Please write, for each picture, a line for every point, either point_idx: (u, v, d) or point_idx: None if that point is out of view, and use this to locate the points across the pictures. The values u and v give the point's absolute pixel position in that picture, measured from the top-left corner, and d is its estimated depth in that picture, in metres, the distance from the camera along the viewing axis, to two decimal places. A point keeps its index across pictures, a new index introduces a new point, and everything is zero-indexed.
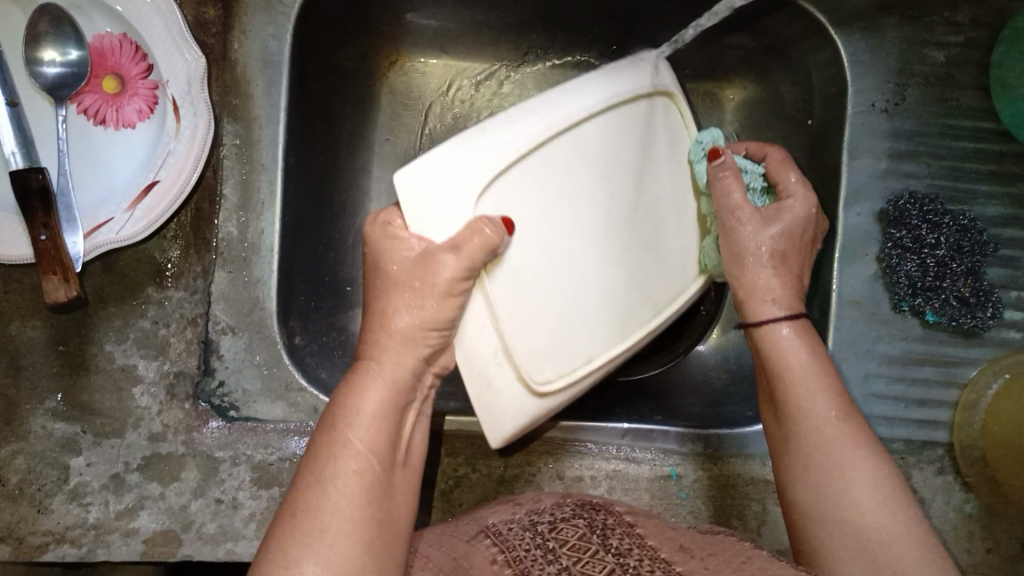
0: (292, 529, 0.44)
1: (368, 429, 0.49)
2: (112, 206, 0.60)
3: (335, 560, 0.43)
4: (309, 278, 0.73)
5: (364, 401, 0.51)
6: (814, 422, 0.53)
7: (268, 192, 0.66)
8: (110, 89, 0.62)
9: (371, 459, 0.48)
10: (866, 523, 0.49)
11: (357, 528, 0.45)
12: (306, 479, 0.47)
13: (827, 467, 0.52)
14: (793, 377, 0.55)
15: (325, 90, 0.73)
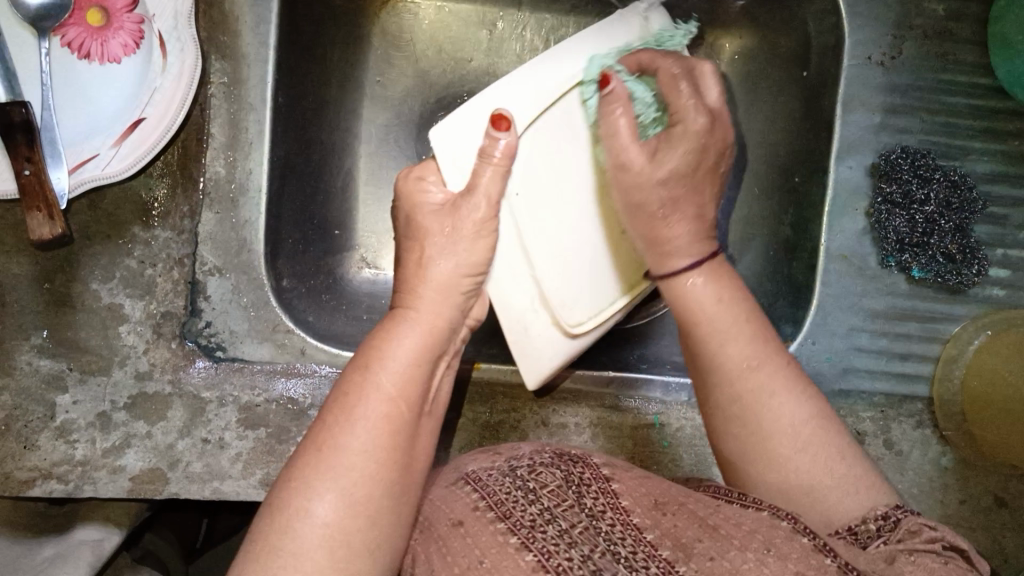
0: (313, 462, 0.42)
1: (404, 372, 0.47)
2: (97, 142, 0.59)
3: (352, 501, 0.41)
4: (297, 221, 0.72)
5: (400, 342, 0.48)
6: (724, 372, 0.48)
7: (256, 131, 0.65)
8: (95, 22, 0.60)
9: (403, 404, 0.45)
10: (789, 470, 0.46)
11: (379, 470, 0.43)
12: (332, 410, 0.45)
13: (745, 415, 0.47)
14: (703, 325, 0.49)
15: (315, 28, 0.72)
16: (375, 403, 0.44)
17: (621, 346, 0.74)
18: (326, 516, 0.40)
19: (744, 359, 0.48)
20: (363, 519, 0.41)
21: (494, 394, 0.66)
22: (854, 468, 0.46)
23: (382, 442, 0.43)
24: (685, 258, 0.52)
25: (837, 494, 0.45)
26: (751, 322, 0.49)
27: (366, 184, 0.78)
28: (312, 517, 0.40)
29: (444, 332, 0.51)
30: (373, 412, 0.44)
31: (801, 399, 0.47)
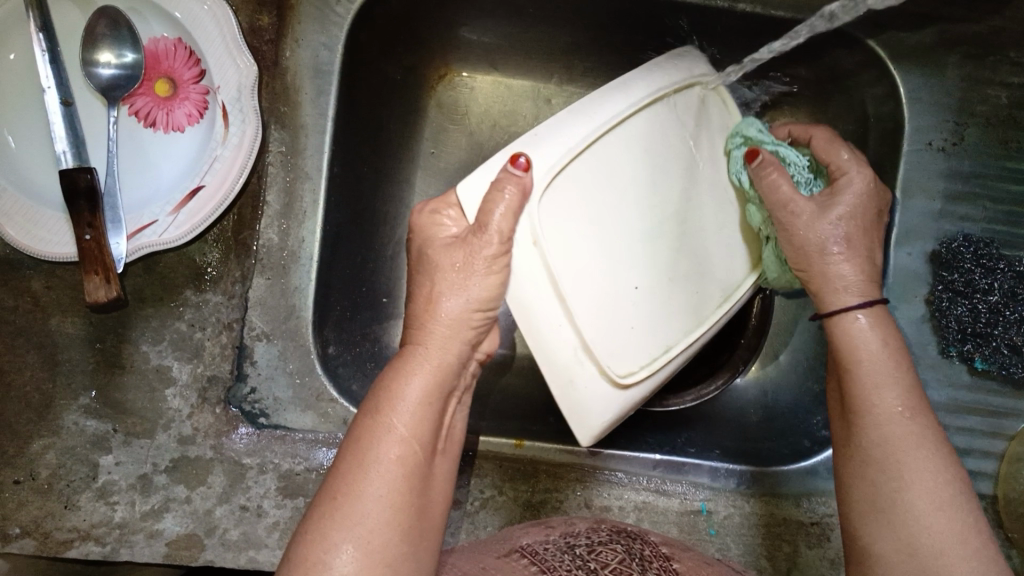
0: (330, 514, 0.42)
1: (414, 414, 0.46)
2: (156, 209, 0.60)
3: (373, 550, 0.41)
4: (347, 288, 0.72)
5: (408, 384, 0.47)
6: (878, 417, 0.49)
7: (311, 201, 0.66)
8: (162, 92, 0.62)
9: (415, 445, 0.45)
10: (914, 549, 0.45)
11: (396, 514, 0.42)
12: (346, 460, 0.44)
13: (885, 465, 0.47)
14: (861, 369, 0.50)
15: (375, 102, 0.73)
16: (387, 449, 0.44)
17: (668, 428, 0.73)
18: (347, 565, 0.40)
19: (889, 415, 0.48)
20: (385, 567, 0.40)
21: (536, 472, 0.65)
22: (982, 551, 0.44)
23: (398, 488, 0.43)
24: (852, 297, 0.52)
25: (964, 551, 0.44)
26: (909, 398, 0.49)
27: None
28: (334, 566, 0.40)
29: (454, 373, 0.50)
30: (386, 458, 0.44)
31: (938, 473, 0.46)
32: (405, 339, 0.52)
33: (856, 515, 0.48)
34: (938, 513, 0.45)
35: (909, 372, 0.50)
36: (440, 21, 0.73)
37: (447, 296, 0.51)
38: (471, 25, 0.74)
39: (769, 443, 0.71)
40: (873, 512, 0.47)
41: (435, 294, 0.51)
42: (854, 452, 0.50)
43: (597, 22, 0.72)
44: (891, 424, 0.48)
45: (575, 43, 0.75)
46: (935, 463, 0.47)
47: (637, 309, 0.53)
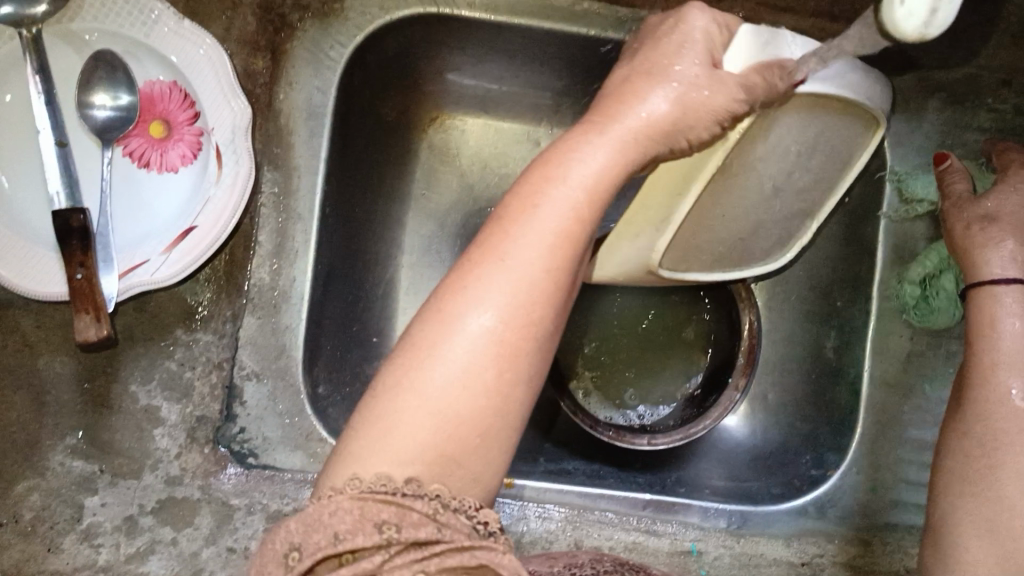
0: (475, 265, 0.40)
1: (584, 184, 0.43)
2: (148, 248, 0.61)
3: (513, 317, 0.39)
4: (337, 327, 0.72)
5: (585, 149, 0.44)
6: (990, 397, 0.55)
7: (303, 240, 0.66)
8: (157, 133, 0.63)
9: (577, 222, 0.42)
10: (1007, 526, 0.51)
11: (543, 288, 0.40)
12: (504, 216, 0.42)
13: (986, 445, 0.54)
14: (994, 352, 0.56)
15: (368, 143, 0.74)
16: (548, 220, 0.41)
17: (658, 467, 0.74)
18: (488, 324, 0.39)
19: (995, 396, 0.55)
20: (524, 335, 0.40)
21: (525, 512, 0.64)
22: None
23: (548, 264, 0.41)
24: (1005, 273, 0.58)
25: None
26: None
27: (407, 292, 0.79)
28: (471, 320, 0.39)
29: (636, 164, 0.46)
30: (544, 228, 0.41)
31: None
32: (596, 106, 0.48)
33: (944, 469, 0.56)
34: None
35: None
36: (431, 65, 0.75)
37: (655, 92, 0.46)
38: (461, 70, 0.76)
39: (759, 482, 0.71)
40: (967, 476, 0.54)
41: (654, 73, 0.47)
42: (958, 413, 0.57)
43: (584, 69, 0.73)
44: (1012, 408, 0.54)
45: (564, 89, 0.77)
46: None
47: (701, 226, 0.59)
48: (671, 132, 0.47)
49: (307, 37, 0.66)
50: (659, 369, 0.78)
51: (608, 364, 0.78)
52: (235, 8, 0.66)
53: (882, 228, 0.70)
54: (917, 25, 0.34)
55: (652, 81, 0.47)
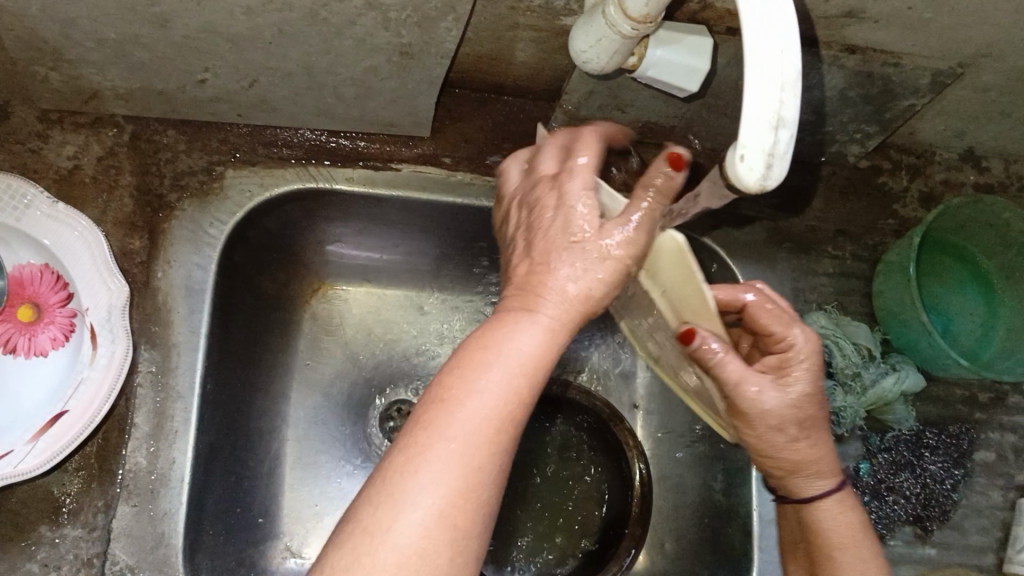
0: (414, 447, 0.39)
1: (520, 365, 0.42)
2: (12, 438, 0.56)
3: (460, 501, 0.39)
4: (220, 510, 0.68)
5: (515, 331, 0.43)
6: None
7: (183, 419, 0.64)
8: (25, 317, 0.60)
9: (518, 405, 0.41)
10: None
11: (486, 473, 0.40)
12: (439, 393, 0.41)
13: None
14: (824, 532, 0.56)
15: (249, 316, 0.73)
16: (486, 398, 0.40)
17: None
18: (433, 509, 0.38)
19: None
20: (470, 520, 0.39)
21: None
22: None
23: (489, 446, 0.40)
24: (824, 486, 0.57)
25: None
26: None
27: (294, 467, 0.76)
28: (418, 507, 0.38)
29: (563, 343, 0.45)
30: (483, 404, 0.40)
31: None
32: (514, 283, 0.46)
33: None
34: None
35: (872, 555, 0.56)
36: (312, 238, 0.77)
37: (564, 264, 0.45)
38: (342, 241, 0.78)
39: None
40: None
41: (560, 243, 0.45)
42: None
43: (462, 233, 0.77)
44: None
45: (444, 254, 0.80)
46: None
47: None
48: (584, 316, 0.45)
49: (185, 217, 0.67)
50: (556, 525, 0.77)
51: (505, 526, 0.77)
52: (110, 190, 0.66)
53: None
54: (757, 177, 0.37)
55: (560, 254, 0.45)
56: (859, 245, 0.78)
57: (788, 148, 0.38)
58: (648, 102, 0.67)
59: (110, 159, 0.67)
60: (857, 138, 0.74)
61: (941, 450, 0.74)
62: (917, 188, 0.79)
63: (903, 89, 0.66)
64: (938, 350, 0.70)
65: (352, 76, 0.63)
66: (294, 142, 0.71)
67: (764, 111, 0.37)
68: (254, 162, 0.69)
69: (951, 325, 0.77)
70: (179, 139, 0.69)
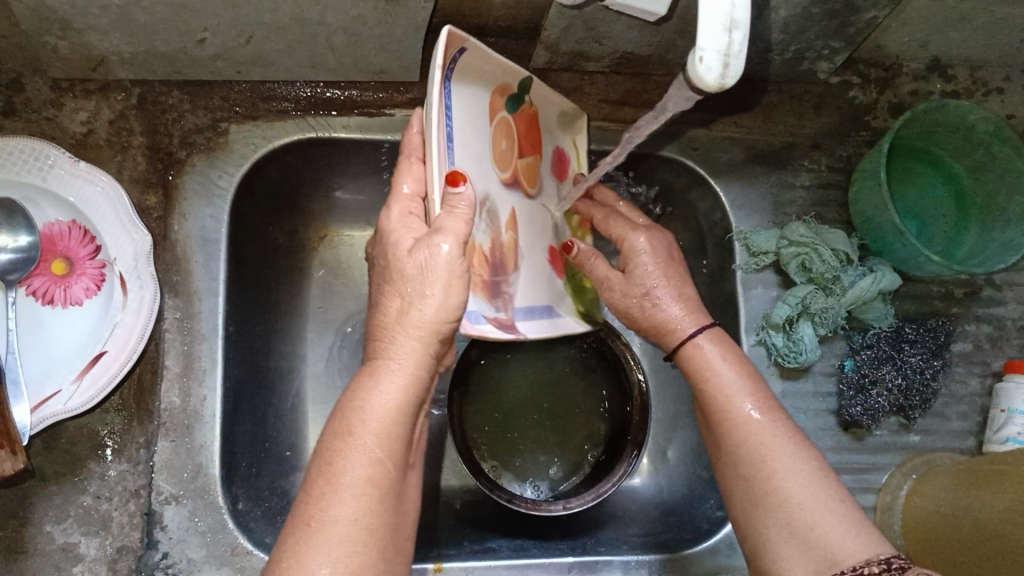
0: (304, 532, 0.48)
1: (380, 425, 0.50)
2: (59, 378, 0.62)
3: (346, 565, 0.47)
4: (251, 444, 0.73)
5: (372, 393, 0.51)
6: (739, 423, 0.58)
7: (210, 359, 0.69)
8: (59, 270, 0.65)
9: (383, 460, 0.50)
10: (798, 518, 0.53)
11: (367, 533, 0.48)
12: (318, 472, 0.49)
13: (756, 473, 0.56)
14: (710, 380, 0.61)
15: (263, 264, 0.78)
16: (356, 466, 0.49)
17: (577, 531, 0.78)
18: None
19: (756, 438, 0.57)
20: None
21: None
22: (858, 531, 0.52)
23: (365, 506, 0.49)
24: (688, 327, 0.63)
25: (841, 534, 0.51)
26: (751, 389, 0.60)
27: (315, 402, 0.81)
28: None
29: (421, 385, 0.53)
30: (354, 474, 0.49)
31: (806, 471, 0.55)
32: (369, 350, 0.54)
33: (736, 505, 0.57)
34: (803, 493, 0.54)
35: (752, 382, 0.60)
36: (315, 186, 0.81)
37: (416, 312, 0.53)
38: (344, 186, 0.82)
39: (671, 531, 0.77)
40: (761, 505, 0.55)
41: (407, 298, 0.53)
42: (717, 458, 0.60)
43: None
44: (754, 425, 0.57)
45: None
46: (801, 459, 0.55)
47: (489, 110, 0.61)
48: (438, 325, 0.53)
49: (195, 171, 0.71)
50: (565, 440, 0.83)
51: (517, 444, 0.82)
52: (124, 151, 0.71)
53: (738, 281, 0.80)
54: (716, 76, 0.42)
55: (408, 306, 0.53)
56: (833, 157, 0.83)
57: (742, 49, 0.43)
58: (623, 32, 0.70)
59: (121, 121, 0.71)
60: (825, 54, 0.77)
61: (920, 342, 0.79)
62: (887, 99, 0.83)
63: (864, 4, 0.70)
64: (912, 249, 0.74)
65: (341, 26, 0.66)
66: (292, 95, 0.75)
67: (717, 14, 0.42)
68: (256, 116, 0.73)
69: (924, 226, 0.82)
70: (183, 98, 0.72)
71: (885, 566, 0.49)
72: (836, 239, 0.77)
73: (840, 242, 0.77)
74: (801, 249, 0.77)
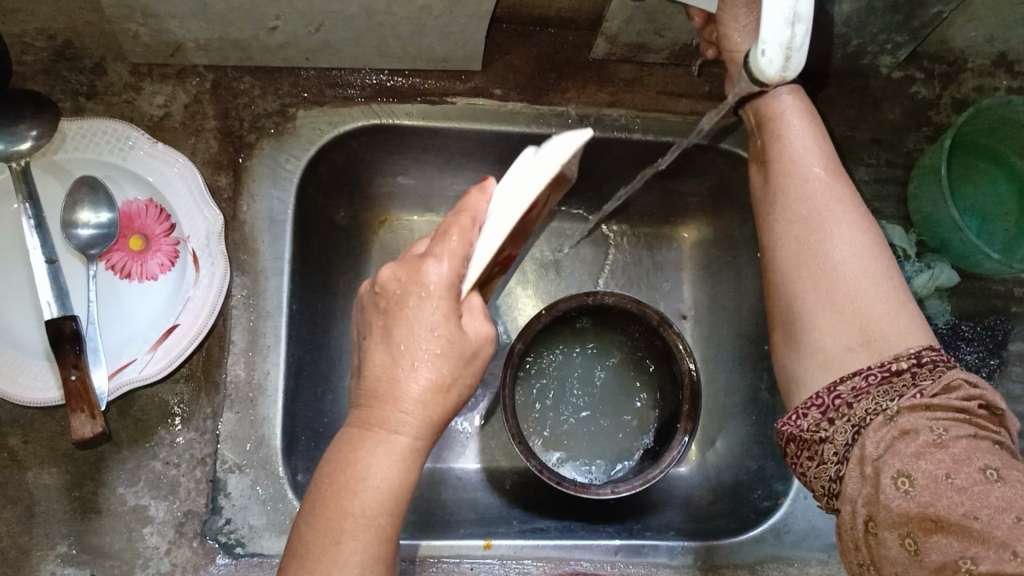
0: None
1: (380, 495, 0.46)
2: (135, 348, 0.66)
3: None
4: (310, 419, 0.76)
5: (371, 461, 0.46)
6: (799, 172, 0.58)
7: (273, 335, 0.71)
8: (136, 246, 0.69)
9: (381, 526, 0.46)
10: (832, 279, 0.52)
11: None
12: (312, 535, 0.46)
13: (806, 224, 0.55)
14: (784, 127, 0.61)
15: (326, 245, 0.81)
16: (353, 539, 0.45)
17: (624, 517, 0.79)
18: None
19: (815, 198, 0.56)
20: None
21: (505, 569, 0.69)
22: (898, 308, 0.51)
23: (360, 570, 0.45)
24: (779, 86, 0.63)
25: (880, 309, 0.51)
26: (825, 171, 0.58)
27: None
28: None
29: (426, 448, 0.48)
30: (349, 544, 0.45)
31: (858, 240, 0.54)
32: (362, 398, 0.48)
33: (774, 263, 0.56)
34: (851, 264, 0.52)
35: (825, 148, 0.59)
36: (378, 172, 0.84)
37: (422, 375, 0.47)
38: (404, 173, 0.84)
39: (718, 521, 0.78)
40: (806, 265, 0.54)
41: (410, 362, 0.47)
42: (765, 212, 0.59)
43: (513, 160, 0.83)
44: (813, 187, 0.57)
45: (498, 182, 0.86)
46: (855, 228, 0.54)
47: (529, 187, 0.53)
48: (450, 386, 0.48)
49: (264, 154, 0.74)
50: (613, 426, 0.85)
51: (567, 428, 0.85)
52: (198, 134, 0.74)
53: None
54: (776, 67, 0.48)
55: (411, 370, 0.47)
56: (894, 152, 0.82)
57: (807, 38, 0.47)
58: (684, 24, 0.71)
59: (195, 105, 0.74)
60: (887, 49, 0.77)
61: (976, 341, 0.79)
62: (951, 95, 0.82)
63: None
64: (971, 246, 0.74)
65: (407, 15, 0.68)
66: (358, 83, 0.77)
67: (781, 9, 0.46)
68: (322, 102, 0.76)
69: (986, 223, 0.80)
70: (254, 85, 0.75)
71: (915, 363, 0.49)
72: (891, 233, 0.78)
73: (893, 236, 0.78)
74: None
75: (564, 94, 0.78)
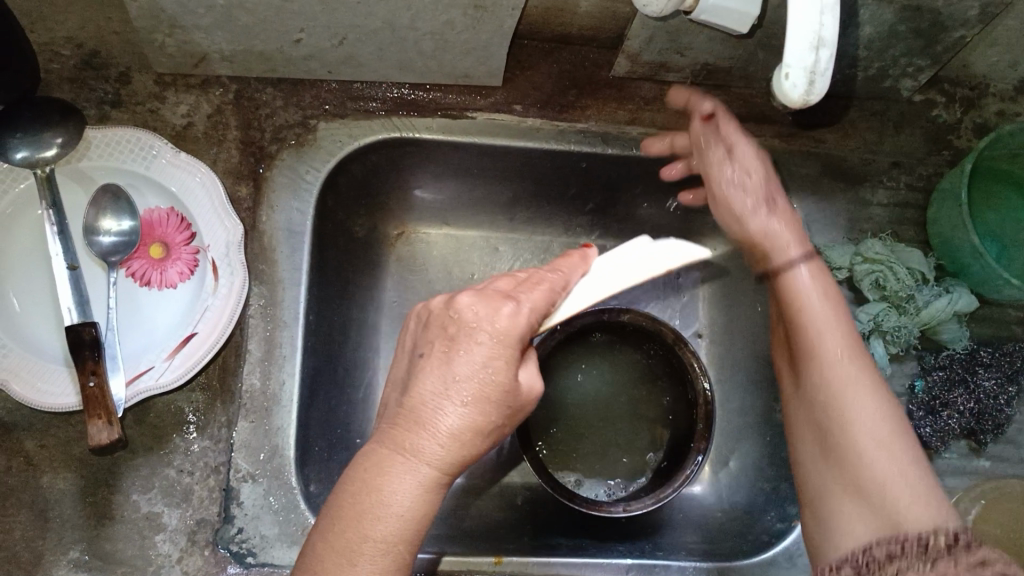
0: None
1: (401, 519, 0.45)
2: (152, 356, 0.66)
3: None
4: (324, 430, 0.76)
5: (395, 483, 0.45)
6: (824, 360, 0.60)
7: (289, 346, 0.71)
8: (156, 254, 0.69)
9: (399, 551, 0.45)
10: (859, 469, 0.54)
11: None
12: (327, 555, 0.45)
13: (833, 414, 0.57)
14: (808, 311, 0.63)
15: (343, 256, 0.81)
16: (369, 563, 0.44)
17: (636, 536, 0.79)
18: None
19: (839, 377, 0.58)
20: None
21: None
22: (913, 472, 0.52)
23: None
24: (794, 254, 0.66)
25: (910, 500, 0.50)
26: (849, 339, 0.60)
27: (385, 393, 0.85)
28: None
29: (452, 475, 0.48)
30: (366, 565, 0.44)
31: (875, 405, 0.56)
32: (394, 420, 0.47)
33: (806, 474, 0.60)
34: (878, 450, 0.54)
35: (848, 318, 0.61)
36: (397, 186, 0.84)
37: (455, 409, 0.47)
38: (423, 186, 0.85)
39: (731, 542, 0.77)
40: (831, 461, 0.57)
41: (449, 395, 0.47)
42: (804, 398, 0.62)
43: (531, 176, 0.83)
44: (838, 370, 0.59)
45: (516, 197, 0.87)
46: (873, 401, 0.56)
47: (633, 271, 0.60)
48: (485, 425, 0.47)
49: (285, 165, 0.74)
50: (626, 444, 0.85)
51: (580, 445, 0.84)
52: (219, 144, 0.74)
53: None
54: (800, 92, 0.49)
55: (447, 401, 0.47)
56: (913, 175, 0.82)
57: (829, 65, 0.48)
58: (705, 43, 0.71)
59: (218, 116, 0.74)
60: (909, 72, 0.77)
61: (994, 367, 0.78)
62: (972, 119, 0.82)
63: (952, 22, 0.69)
64: (990, 271, 0.73)
65: (430, 31, 0.69)
66: (379, 97, 0.77)
67: (807, 34, 0.47)
68: (344, 115, 0.76)
69: (1006, 249, 0.80)
70: (276, 96, 0.76)
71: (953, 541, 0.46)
72: (910, 258, 0.77)
73: (911, 259, 0.77)
74: (874, 267, 0.77)
75: (585, 111, 0.79)
